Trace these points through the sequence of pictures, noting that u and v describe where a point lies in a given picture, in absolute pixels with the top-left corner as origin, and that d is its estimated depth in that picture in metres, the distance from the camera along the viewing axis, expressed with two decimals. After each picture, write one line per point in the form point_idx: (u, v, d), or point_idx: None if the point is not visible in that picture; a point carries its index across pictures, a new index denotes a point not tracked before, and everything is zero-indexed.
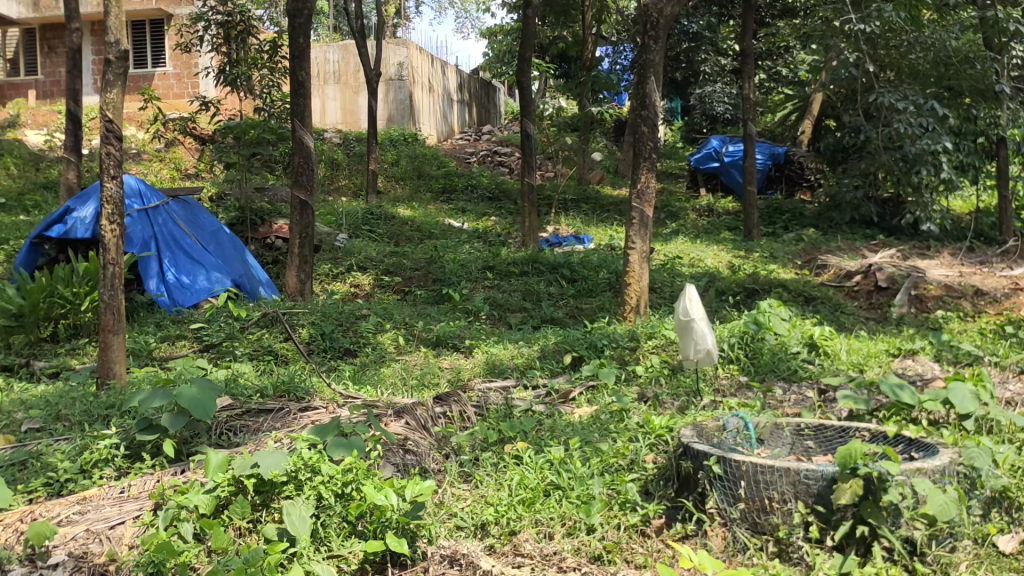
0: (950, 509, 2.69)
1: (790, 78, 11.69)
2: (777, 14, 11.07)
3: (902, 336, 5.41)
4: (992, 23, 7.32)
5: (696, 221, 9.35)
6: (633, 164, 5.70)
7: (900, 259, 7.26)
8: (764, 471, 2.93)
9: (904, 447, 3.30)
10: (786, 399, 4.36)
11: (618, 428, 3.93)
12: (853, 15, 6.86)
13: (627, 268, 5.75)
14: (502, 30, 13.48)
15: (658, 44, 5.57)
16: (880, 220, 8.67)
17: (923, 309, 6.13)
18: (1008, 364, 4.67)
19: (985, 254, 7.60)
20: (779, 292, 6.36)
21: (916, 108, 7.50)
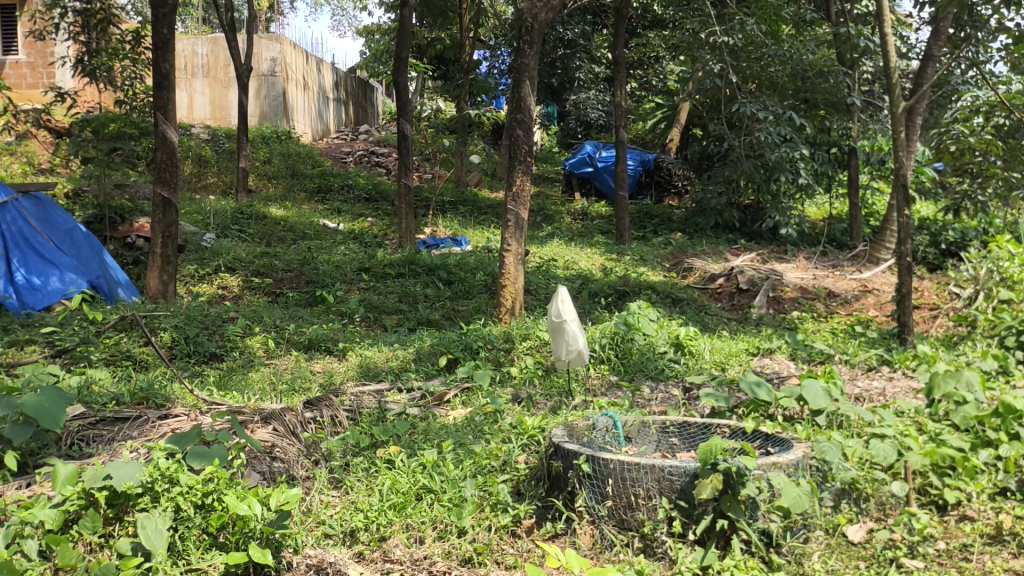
0: (803, 502, 2.81)
1: (660, 87, 12.07)
2: (649, 24, 11.40)
3: (761, 336, 5.66)
4: (844, 40, 7.76)
5: (571, 224, 9.51)
6: (508, 167, 5.72)
7: (760, 263, 7.60)
8: (630, 468, 2.99)
9: (761, 442, 3.44)
10: (653, 398, 4.49)
11: (492, 429, 3.93)
12: (717, 28, 7.15)
13: (503, 270, 5.78)
14: (379, 29, 13.33)
15: (533, 49, 5.61)
16: (742, 225, 9.03)
17: (780, 311, 6.45)
18: (856, 362, 4.96)
19: (837, 258, 8.05)
20: (648, 294, 6.54)
21: (775, 118, 7.84)
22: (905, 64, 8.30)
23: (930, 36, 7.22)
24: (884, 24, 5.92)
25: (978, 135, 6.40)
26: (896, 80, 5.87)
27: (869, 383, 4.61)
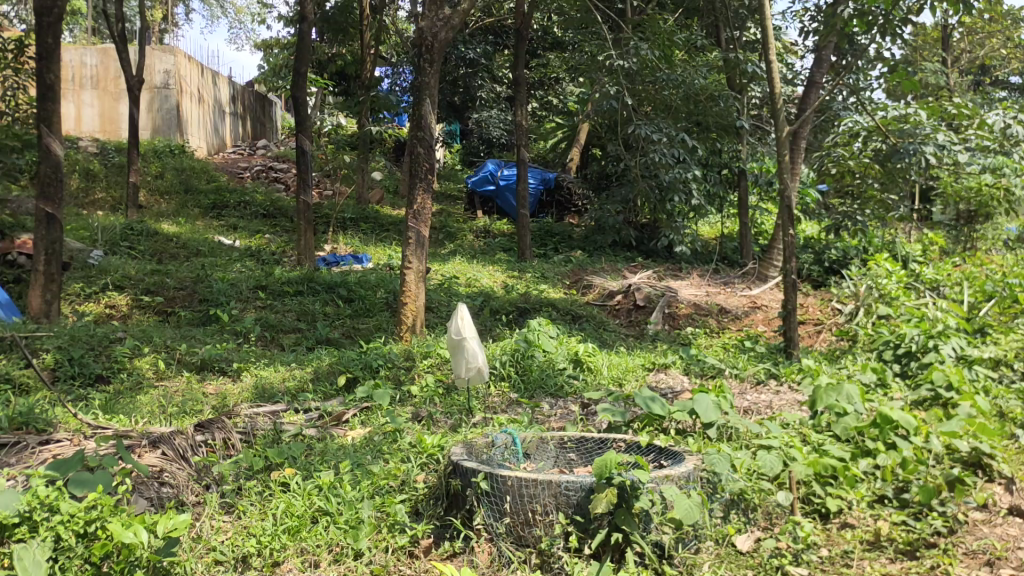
0: (694, 513, 2.88)
1: (561, 107, 12.26)
2: (548, 46, 11.58)
3: (656, 351, 5.80)
4: (734, 66, 8.06)
5: (473, 242, 9.55)
6: (409, 185, 5.71)
7: (656, 280, 7.81)
8: (527, 484, 3.02)
9: (654, 456, 3.52)
10: (552, 414, 4.54)
11: (391, 448, 3.90)
12: (614, 51, 7.32)
13: (403, 287, 5.75)
14: (278, 43, 13.12)
15: (433, 68, 5.62)
16: (639, 243, 9.26)
17: (675, 326, 6.63)
18: (745, 376, 5.15)
19: (729, 276, 8.34)
20: (548, 311, 6.62)
21: (669, 139, 8.07)
22: (790, 90, 8.68)
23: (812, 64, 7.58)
24: (769, 51, 6.17)
25: (857, 160, 6.76)
26: (781, 106, 6.12)
27: (758, 396, 4.78)
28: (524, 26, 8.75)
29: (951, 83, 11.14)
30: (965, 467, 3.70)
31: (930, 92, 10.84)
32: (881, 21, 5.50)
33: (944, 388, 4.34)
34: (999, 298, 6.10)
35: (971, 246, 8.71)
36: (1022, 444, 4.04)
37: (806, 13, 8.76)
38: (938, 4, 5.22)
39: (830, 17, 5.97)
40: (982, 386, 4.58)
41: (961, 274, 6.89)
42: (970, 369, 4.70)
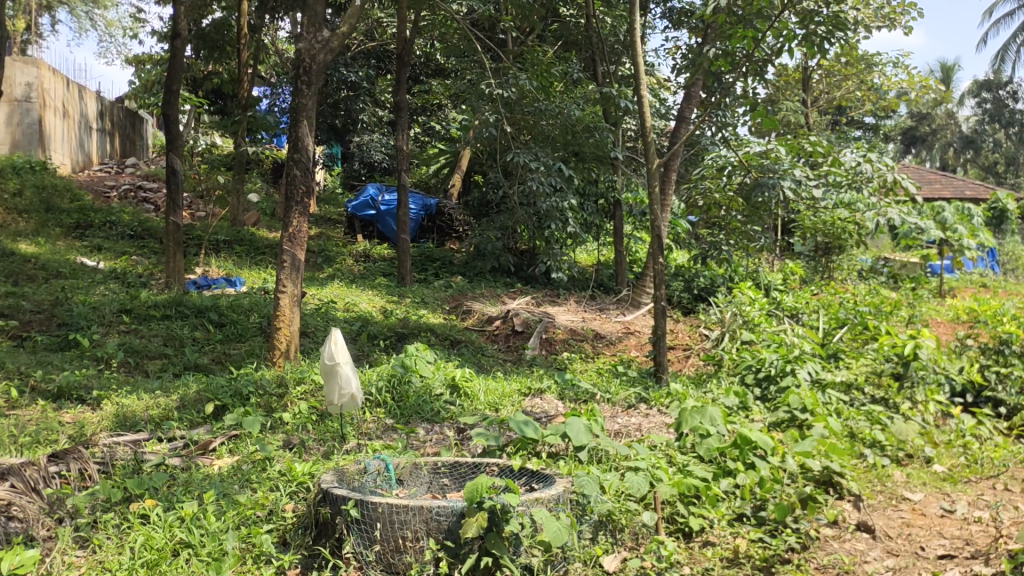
0: (563, 535, 2.93)
1: (443, 133, 12.33)
2: (431, 73, 11.66)
3: (533, 376, 5.89)
4: (609, 99, 8.31)
5: (352, 266, 9.45)
6: (284, 208, 5.60)
7: (534, 306, 7.93)
8: (398, 511, 3.00)
9: (526, 479, 3.56)
10: (428, 440, 4.53)
11: (259, 477, 3.80)
12: (493, 80, 7.39)
13: (277, 311, 5.61)
14: (151, 58, 12.69)
15: (311, 89, 5.55)
16: (518, 269, 9.39)
17: (552, 352, 6.75)
18: (617, 400, 5.28)
19: (604, 302, 8.56)
20: (426, 336, 6.61)
21: (546, 168, 8.24)
22: (663, 124, 9.02)
23: (683, 99, 7.91)
24: (640, 86, 6.38)
25: (722, 192, 7.09)
26: (652, 138, 6.32)
27: (628, 419, 4.91)
28: (405, 52, 8.74)
29: (810, 121, 11.83)
30: (817, 485, 3.90)
31: (791, 130, 11.48)
32: (744, 62, 5.79)
33: (799, 410, 4.57)
34: (850, 324, 6.50)
35: (827, 276, 9.26)
36: (869, 462, 4.31)
37: (677, 51, 9.13)
38: (795, 47, 5.54)
39: (698, 55, 6.24)
40: (834, 407, 4.85)
41: (817, 303, 7.30)
42: (823, 393, 4.98)
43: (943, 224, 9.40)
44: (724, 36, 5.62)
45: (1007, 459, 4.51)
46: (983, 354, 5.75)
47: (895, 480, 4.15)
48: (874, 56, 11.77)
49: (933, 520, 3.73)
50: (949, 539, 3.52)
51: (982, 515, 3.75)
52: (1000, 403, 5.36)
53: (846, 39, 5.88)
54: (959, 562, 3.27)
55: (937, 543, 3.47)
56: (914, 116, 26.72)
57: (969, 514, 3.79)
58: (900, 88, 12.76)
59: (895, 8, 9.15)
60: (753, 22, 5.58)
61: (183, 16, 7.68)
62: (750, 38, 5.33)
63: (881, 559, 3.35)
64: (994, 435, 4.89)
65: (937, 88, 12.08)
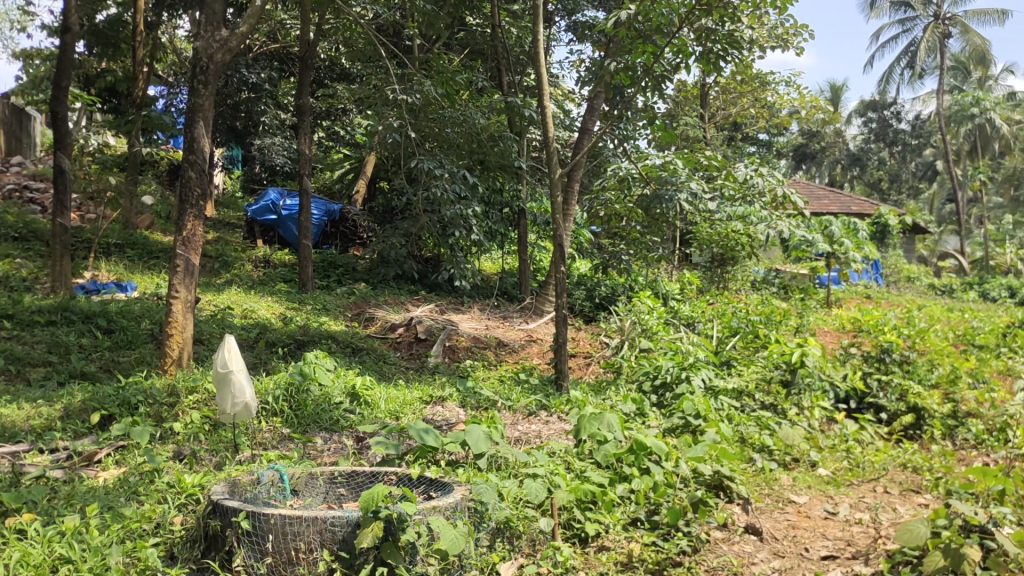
0: (460, 543, 2.91)
1: (348, 138, 12.19)
2: (336, 77, 11.49)
3: (434, 384, 5.86)
4: (513, 108, 8.36)
5: (251, 272, 9.22)
6: (177, 211, 5.42)
7: (437, 313, 7.91)
8: (292, 522, 2.93)
9: (424, 488, 3.53)
10: (325, 449, 4.46)
11: (147, 489, 3.65)
12: (396, 85, 7.25)
13: (169, 318, 5.41)
14: (38, 52, 12.13)
15: (208, 90, 5.39)
16: (422, 276, 9.36)
17: (454, 359, 6.75)
18: (518, 407, 5.31)
19: (508, 310, 8.61)
20: (327, 344, 6.50)
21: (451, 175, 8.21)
22: (566, 136, 9.15)
23: (586, 110, 8.03)
24: (544, 96, 6.41)
25: (623, 203, 7.24)
26: (555, 149, 6.37)
27: (528, 427, 4.94)
28: (308, 55, 8.59)
29: (707, 136, 12.21)
30: (708, 489, 3.99)
31: (690, 144, 11.83)
32: (645, 76, 5.90)
33: (693, 416, 4.70)
34: (742, 333, 6.72)
35: (722, 286, 9.57)
36: (758, 466, 4.46)
37: (581, 64, 9.27)
38: (692, 63, 5.70)
39: (600, 67, 6.33)
40: (726, 413, 5.00)
41: (712, 312, 7.52)
42: (716, 400, 5.13)
43: (830, 238, 9.84)
44: (624, 51, 5.74)
45: (887, 462, 4.73)
46: (866, 362, 6.04)
47: (782, 484, 4.30)
48: (768, 75, 12.28)
49: (817, 522, 3.87)
50: (831, 540, 3.65)
51: (862, 517, 3.92)
52: (881, 408, 5.62)
53: (741, 59, 6.09)
54: (841, 563, 3.40)
55: (820, 544, 3.60)
56: (805, 134, 27.90)
57: (850, 516, 3.95)
58: (793, 106, 13.30)
59: (787, 29, 9.53)
60: (653, 37, 5.71)
61: (73, 10, 7.36)
62: (650, 53, 5.46)
63: (768, 560, 3.45)
64: (875, 440, 5.12)
65: (826, 109, 12.66)
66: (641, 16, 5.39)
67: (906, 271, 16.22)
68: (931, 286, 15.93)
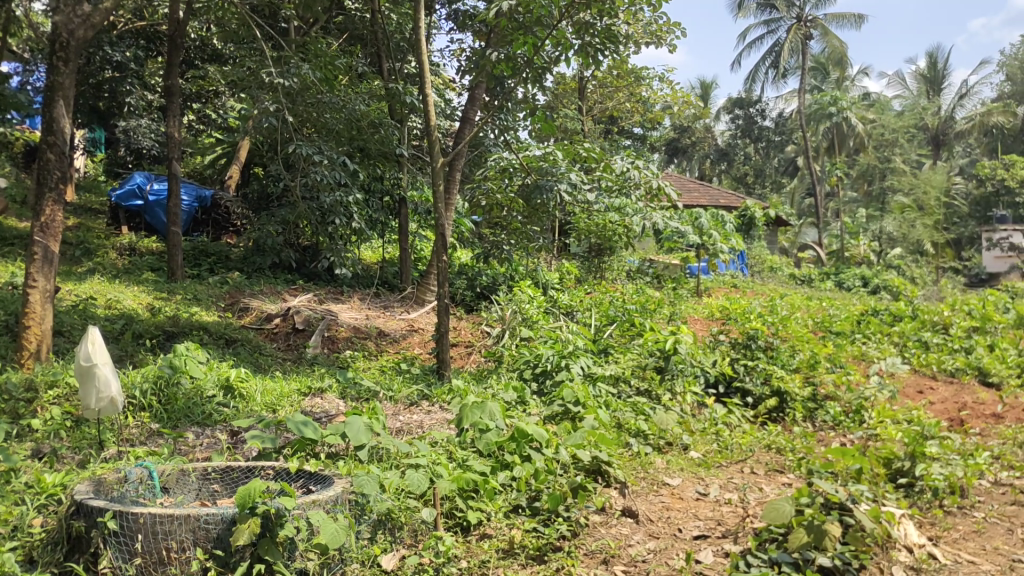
0: (340, 537, 2.87)
1: (220, 122, 11.76)
2: (207, 57, 10.91)
3: (313, 375, 5.74)
4: (394, 95, 8.26)
5: (116, 260, 8.78)
6: (35, 196, 5.09)
7: (315, 303, 7.75)
8: (163, 521, 2.81)
9: (303, 482, 3.45)
10: (198, 444, 4.30)
11: (2, 491, 3.42)
12: (272, 68, 7.03)
13: (26, 309, 5.04)
14: None
15: (68, 68, 5.08)
16: (300, 265, 9.16)
17: (333, 350, 6.65)
18: (399, 398, 5.27)
19: (388, 300, 8.54)
20: (199, 335, 6.26)
21: (329, 161, 8.02)
22: (447, 125, 9.12)
23: (467, 100, 8.03)
24: (425, 84, 6.34)
25: (504, 193, 7.29)
26: (436, 138, 6.31)
27: (410, 417, 4.92)
28: (177, 33, 8.21)
29: (584, 128, 12.43)
30: (587, 474, 4.07)
31: (568, 136, 12.02)
32: (526, 67, 5.88)
33: (572, 403, 4.79)
34: (619, 321, 6.90)
35: (599, 276, 9.79)
36: (634, 451, 4.58)
37: (461, 53, 9.24)
38: (572, 57, 5.77)
39: (481, 57, 6.32)
40: (603, 399, 5.13)
41: (590, 301, 7.68)
42: (594, 386, 5.25)
43: (700, 229, 10.21)
44: (505, 41, 5.76)
45: (753, 444, 4.96)
46: (733, 348, 6.32)
47: (656, 467, 4.45)
48: (642, 70, 12.61)
49: (689, 503, 4.02)
50: (702, 520, 3.81)
51: (731, 497, 4.10)
52: (747, 392, 5.89)
53: (619, 54, 6.21)
54: (711, 542, 3.54)
55: (692, 525, 3.75)
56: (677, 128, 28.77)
57: (720, 496, 4.12)
58: (666, 102, 13.71)
59: (661, 26, 9.80)
60: (534, 29, 5.74)
61: None
62: (530, 44, 5.49)
63: (643, 541, 3.56)
64: (741, 422, 5.35)
65: (697, 104, 13.12)
66: (522, 7, 5.42)
67: (769, 262, 17.02)
68: (792, 276, 16.77)
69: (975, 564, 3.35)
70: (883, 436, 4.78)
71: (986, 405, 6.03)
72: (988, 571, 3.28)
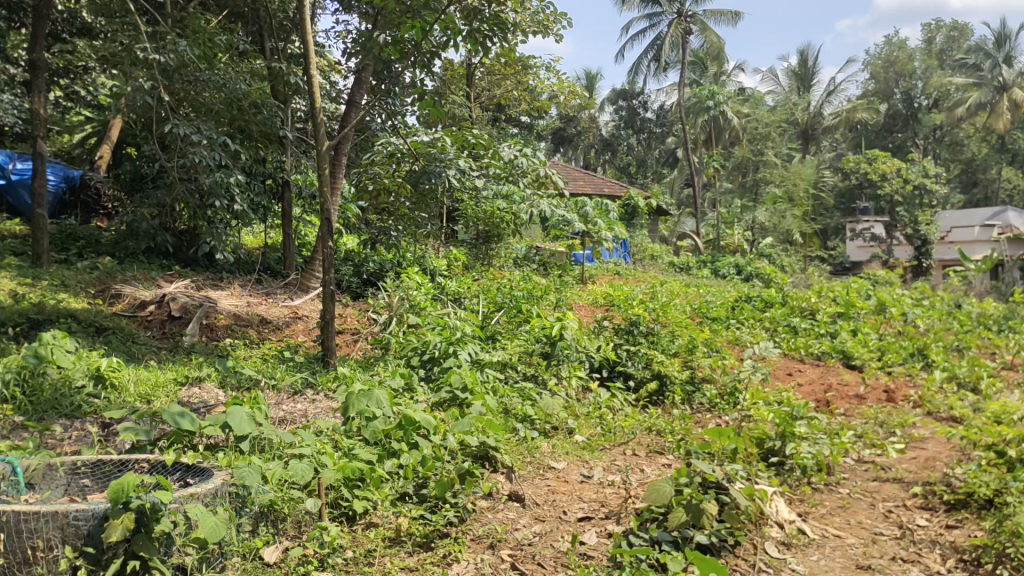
0: (220, 531, 2.78)
1: (89, 99, 11.17)
2: (75, 31, 10.05)
3: (190, 365, 5.53)
4: (276, 75, 8.06)
5: None
6: None
7: (193, 289, 7.47)
8: (28, 518, 2.66)
9: (180, 474, 3.32)
10: (66, 437, 4.08)
11: None
12: (147, 44, 6.73)
13: None
14: None
15: None
16: (176, 251, 8.79)
17: (212, 338, 6.44)
18: (282, 386, 5.14)
19: (270, 286, 8.31)
20: (67, 323, 5.92)
21: (208, 142, 7.58)
22: (332, 108, 8.96)
23: (353, 83, 7.89)
24: (310, 64, 6.19)
25: (392, 178, 7.20)
26: (322, 120, 6.16)
27: (294, 406, 4.81)
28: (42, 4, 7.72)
29: (471, 115, 12.43)
30: (474, 460, 4.08)
31: (455, 122, 11.99)
32: (414, 52, 5.84)
33: (459, 389, 4.78)
34: (506, 308, 6.94)
35: (487, 263, 9.82)
36: (520, 436, 4.62)
37: (347, 35, 9.05)
38: (460, 42, 5.73)
39: (368, 39, 6.22)
40: (491, 385, 5.15)
41: (477, 288, 7.68)
42: (482, 372, 5.28)
43: (585, 218, 10.39)
44: (393, 25, 5.67)
45: (635, 427, 5.10)
46: (616, 334, 6.49)
47: (542, 451, 4.51)
48: (529, 59, 12.70)
49: (574, 486, 4.10)
50: (587, 502, 3.89)
51: (614, 478, 4.20)
52: (630, 376, 6.04)
53: (508, 41, 6.22)
54: (595, 523, 3.62)
55: (577, 507, 3.82)
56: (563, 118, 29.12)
57: (603, 478, 4.22)
58: (552, 91, 13.87)
59: (548, 16, 9.89)
60: (422, 13, 5.67)
61: None
62: (418, 29, 5.43)
63: (529, 525, 3.61)
64: (624, 406, 5.49)
65: (582, 95, 13.33)
66: None
67: (650, 250, 17.46)
68: (671, 264, 17.27)
69: (841, 537, 3.55)
70: (757, 416, 4.99)
71: (850, 386, 6.39)
72: (851, 544, 3.49)
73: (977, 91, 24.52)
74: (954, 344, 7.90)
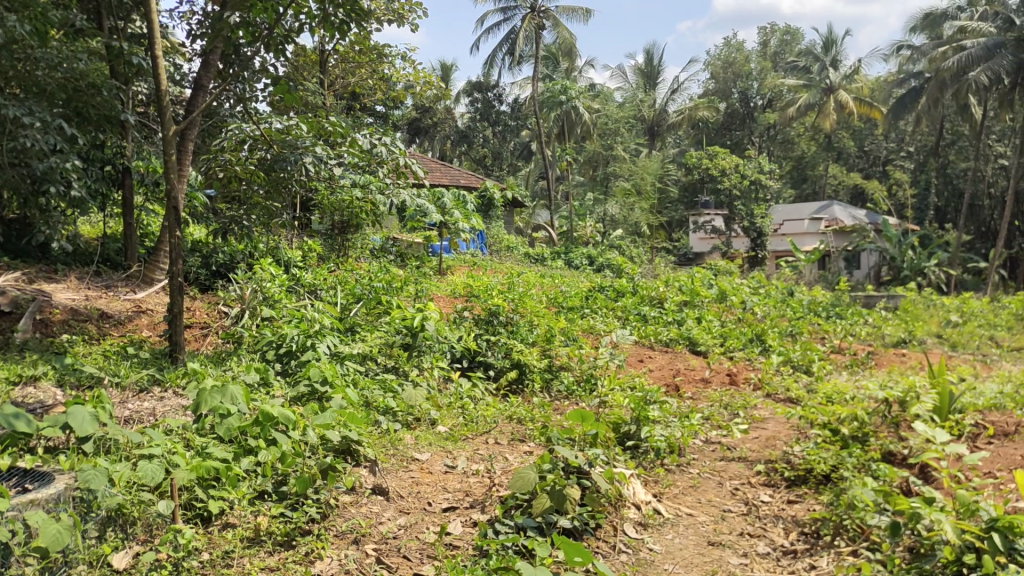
0: (64, 538, 2.59)
1: None
2: None
3: (23, 363, 5.12)
4: (118, 55, 7.73)
5: None
6: None
7: (24, 282, 6.94)
8: None
9: (17, 479, 3.07)
10: None
11: None
12: None
13: None
14: None
15: None
16: (5, 241, 8.10)
17: (48, 334, 6.00)
18: (127, 383, 4.87)
19: (110, 279, 7.83)
20: None
21: (42, 124, 7.01)
22: (177, 91, 8.53)
23: (200, 65, 7.54)
24: (153, 43, 5.82)
25: (243, 165, 6.93)
26: (168, 104, 5.82)
27: (140, 404, 4.56)
28: None
29: (325, 104, 12.17)
30: (336, 454, 3.98)
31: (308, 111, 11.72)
32: (265, 36, 5.61)
33: (319, 382, 4.67)
34: (365, 299, 6.85)
35: (343, 254, 9.65)
36: (383, 428, 4.55)
37: (192, 14, 8.61)
38: (314, 26, 5.57)
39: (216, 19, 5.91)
40: (350, 377, 5.05)
41: (334, 279, 7.52)
42: (341, 365, 5.18)
43: (442, 208, 10.39)
44: (243, 5, 5.42)
45: (496, 415, 5.14)
46: (476, 324, 6.55)
47: (405, 443, 4.46)
48: (383, 48, 12.55)
49: (437, 476, 4.08)
50: (451, 492, 3.89)
51: (477, 468, 4.22)
52: (490, 365, 6.07)
53: (363, 27, 6.08)
54: (460, 513, 3.63)
55: (441, 497, 3.81)
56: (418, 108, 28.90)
57: (467, 468, 4.23)
58: (408, 81, 13.78)
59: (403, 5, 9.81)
60: None
61: None
62: (271, 11, 5.23)
63: (394, 518, 3.57)
64: (485, 396, 5.52)
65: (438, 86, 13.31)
66: None
67: (506, 241, 17.57)
68: (527, 254, 17.48)
69: (693, 516, 3.71)
70: (612, 401, 5.15)
71: (696, 371, 6.70)
72: (703, 522, 3.65)
73: (808, 92, 26.11)
74: (788, 329, 8.40)
